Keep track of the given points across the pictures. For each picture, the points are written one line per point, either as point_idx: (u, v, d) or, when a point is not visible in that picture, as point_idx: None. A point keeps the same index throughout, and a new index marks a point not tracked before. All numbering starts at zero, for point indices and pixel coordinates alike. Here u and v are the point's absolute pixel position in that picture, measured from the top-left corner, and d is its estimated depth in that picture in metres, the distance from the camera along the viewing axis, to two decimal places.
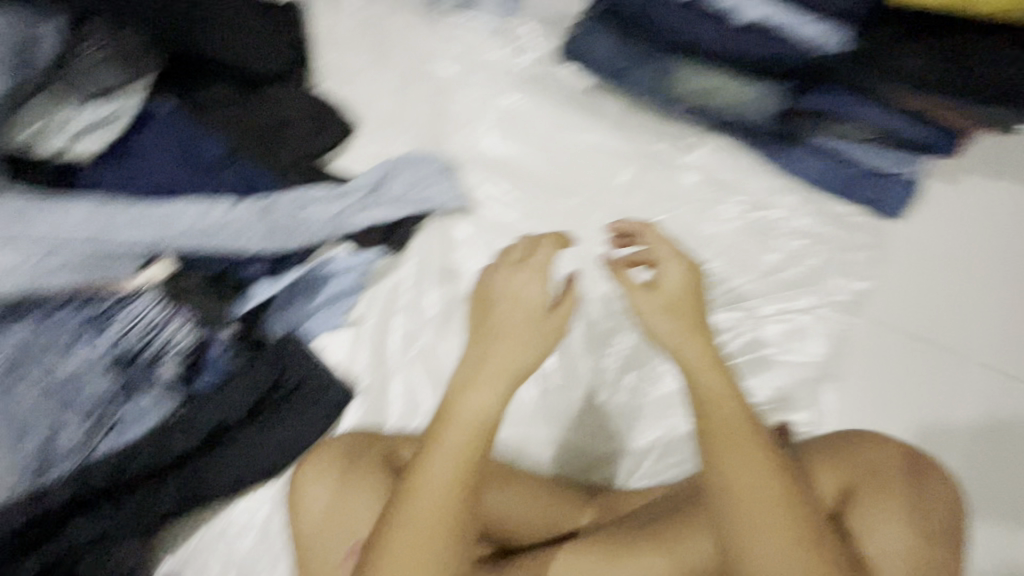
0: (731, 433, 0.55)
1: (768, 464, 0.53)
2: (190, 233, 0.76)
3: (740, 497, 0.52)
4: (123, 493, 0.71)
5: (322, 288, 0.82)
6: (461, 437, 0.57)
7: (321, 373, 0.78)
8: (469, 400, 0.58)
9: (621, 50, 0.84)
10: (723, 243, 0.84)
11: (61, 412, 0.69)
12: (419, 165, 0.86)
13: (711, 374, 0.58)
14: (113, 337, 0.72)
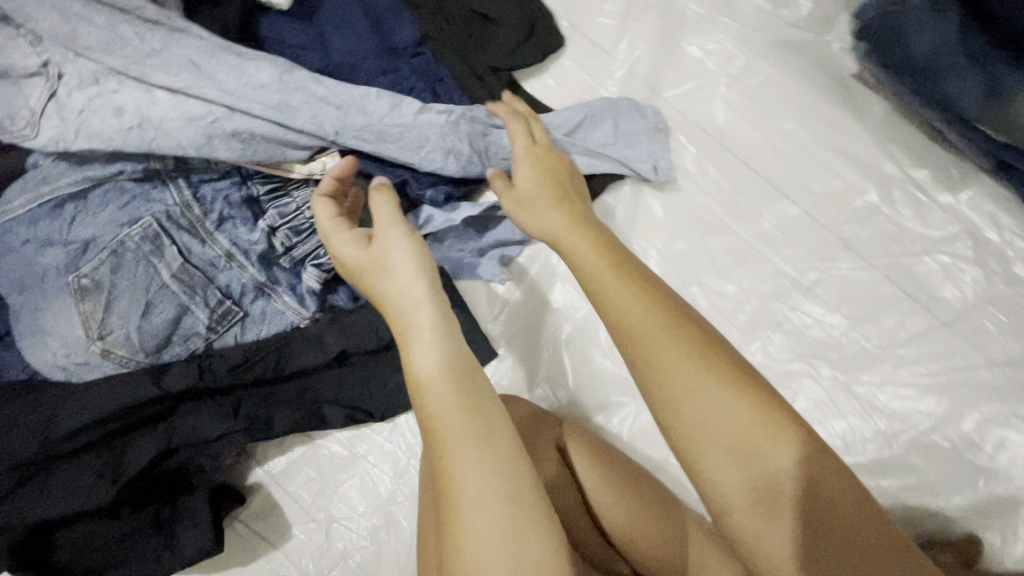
0: (673, 377, 0.45)
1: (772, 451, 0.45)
2: (373, 125, 0.63)
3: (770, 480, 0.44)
4: (244, 394, 0.65)
5: (495, 229, 0.70)
6: (452, 415, 0.43)
7: (472, 320, 0.68)
8: (421, 360, 0.45)
9: (941, 42, 0.62)
10: (965, 315, 0.69)
11: (193, 296, 0.62)
12: (630, 117, 0.72)
13: (666, 346, 0.45)
14: (265, 227, 0.64)
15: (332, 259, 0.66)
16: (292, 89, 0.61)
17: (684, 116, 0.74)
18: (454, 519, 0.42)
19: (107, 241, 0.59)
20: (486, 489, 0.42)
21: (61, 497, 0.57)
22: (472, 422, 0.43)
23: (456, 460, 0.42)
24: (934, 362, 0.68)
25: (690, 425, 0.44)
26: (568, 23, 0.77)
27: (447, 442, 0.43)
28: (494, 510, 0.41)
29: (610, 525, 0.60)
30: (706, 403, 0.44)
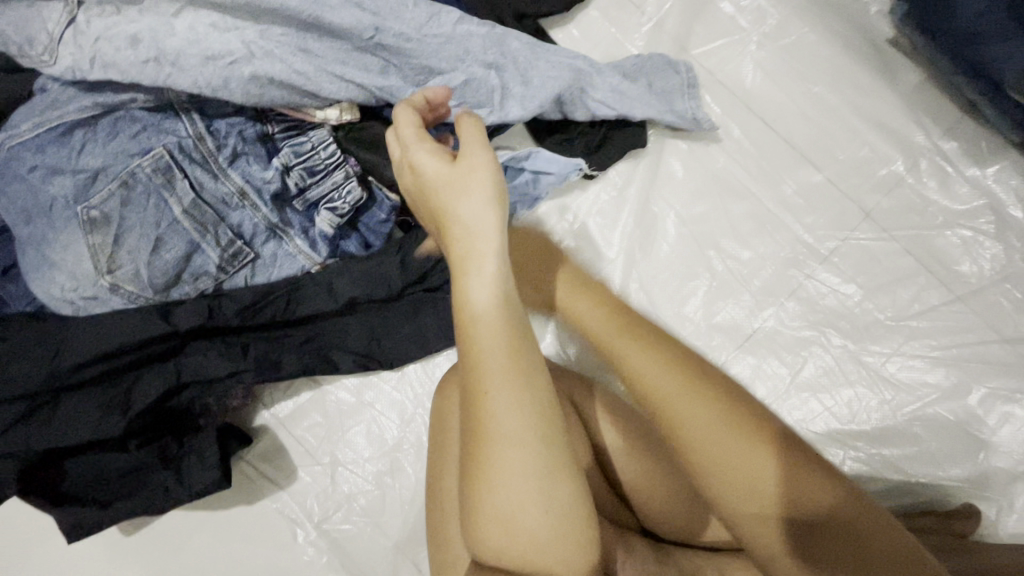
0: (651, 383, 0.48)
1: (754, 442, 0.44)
2: (398, 64, 0.59)
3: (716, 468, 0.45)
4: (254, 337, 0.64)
5: (512, 181, 0.67)
6: (501, 358, 0.43)
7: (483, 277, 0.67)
8: (474, 294, 0.44)
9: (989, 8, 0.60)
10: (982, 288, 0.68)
11: (203, 235, 0.61)
12: (663, 70, 0.69)
13: (632, 349, 0.51)
14: (279, 166, 0.62)
15: (345, 204, 0.64)
16: (319, 6, 0.55)
17: (711, 75, 0.72)
18: (481, 454, 0.42)
19: (116, 171, 0.58)
20: (522, 430, 0.41)
21: (71, 428, 0.57)
22: (519, 369, 0.42)
23: (491, 399, 0.42)
24: (946, 336, 0.68)
25: (641, 381, 0.49)
26: None
27: (485, 379, 0.42)
28: (527, 451, 0.42)
29: (626, 480, 0.60)
30: (709, 423, 0.45)
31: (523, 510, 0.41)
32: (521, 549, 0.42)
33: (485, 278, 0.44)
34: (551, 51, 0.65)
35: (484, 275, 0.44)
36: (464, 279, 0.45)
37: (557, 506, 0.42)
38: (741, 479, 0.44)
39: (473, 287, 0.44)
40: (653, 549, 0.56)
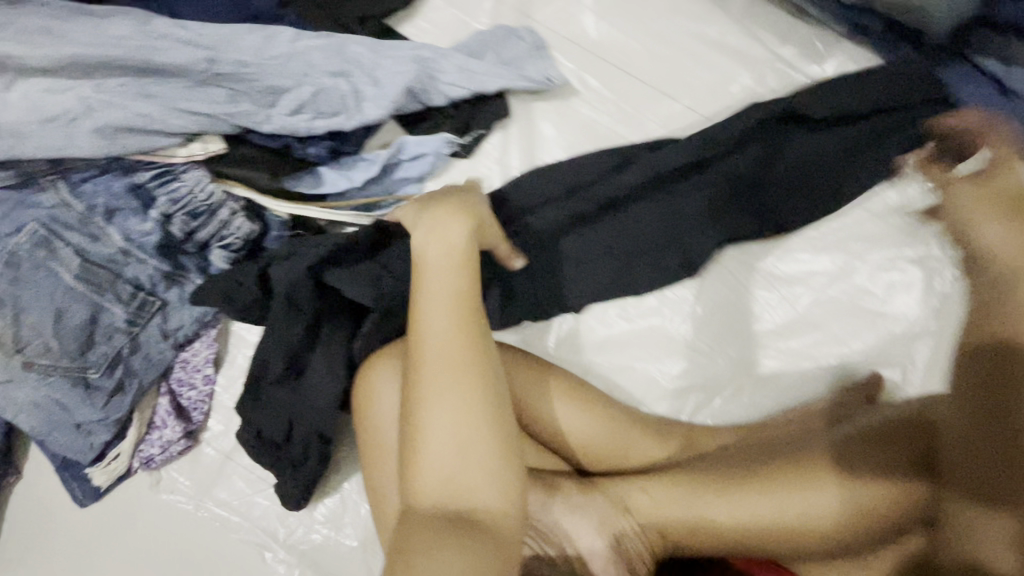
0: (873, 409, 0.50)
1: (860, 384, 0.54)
2: (244, 90, 0.61)
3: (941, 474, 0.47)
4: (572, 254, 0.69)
5: (392, 174, 0.70)
6: (448, 316, 0.50)
7: (660, 279, 0.71)
8: (422, 246, 0.54)
9: None
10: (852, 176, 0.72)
11: (103, 294, 0.63)
12: (510, 40, 0.73)
13: None
14: (157, 216, 0.62)
15: (237, 239, 0.64)
16: (152, 53, 0.58)
17: (558, 35, 0.75)
18: (416, 383, 0.49)
19: (2, 252, 0.61)
20: (462, 370, 0.49)
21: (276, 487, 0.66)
22: (462, 327, 0.50)
23: (428, 329, 0.50)
24: (823, 225, 0.73)
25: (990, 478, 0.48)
26: None
27: (425, 315, 0.51)
28: (459, 385, 0.49)
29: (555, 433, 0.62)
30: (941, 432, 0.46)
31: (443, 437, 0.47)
32: (447, 474, 0.47)
33: (439, 252, 0.53)
34: (393, 47, 0.67)
35: (439, 245, 0.53)
36: (426, 270, 0.53)
37: (484, 439, 0.48)
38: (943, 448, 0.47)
39: (429, 274, 0.53)
40: (575, 479, 0.58)
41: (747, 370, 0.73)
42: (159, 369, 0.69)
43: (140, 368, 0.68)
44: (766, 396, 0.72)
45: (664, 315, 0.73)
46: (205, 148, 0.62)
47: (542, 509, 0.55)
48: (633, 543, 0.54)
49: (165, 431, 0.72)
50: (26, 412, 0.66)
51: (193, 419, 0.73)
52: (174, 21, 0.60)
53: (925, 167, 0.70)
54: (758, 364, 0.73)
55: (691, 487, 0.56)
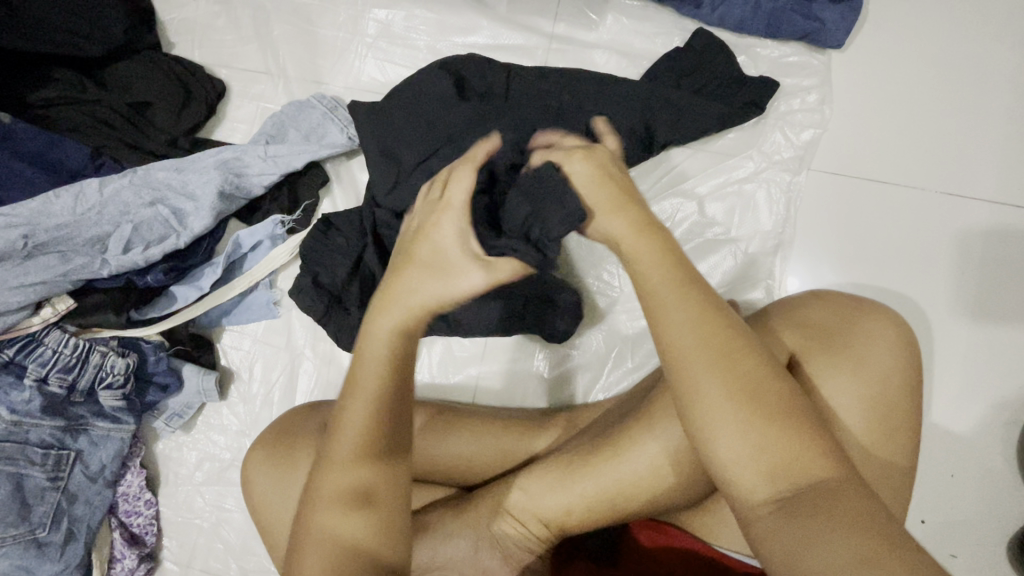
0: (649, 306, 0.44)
1: (686, 282, 0.43)
2: (71, 249, 0.68)
3: (687, 372, 0.41)
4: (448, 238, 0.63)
5: (238, 269, 0.76)
6: (362, 409, 0.45)
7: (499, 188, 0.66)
8: (378, 336, 0.46)
9: None
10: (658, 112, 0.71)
11: (16, 464, 0.69)
12: (305, 109, 0.77)
13: (654, 291, 0.43)
14: (33, 383, 0.68)
15: (117, 376, 0.70)
16: None
17: (351, 89, 0.79)
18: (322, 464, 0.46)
19: None
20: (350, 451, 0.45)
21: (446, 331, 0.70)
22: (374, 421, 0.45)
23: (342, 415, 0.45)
24: (647, 175, 0.75)
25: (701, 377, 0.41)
26: (222, 66, 0.83)
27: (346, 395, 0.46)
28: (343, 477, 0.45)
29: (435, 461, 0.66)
30: (686, 324, 0.42)
31: (353, 510, 0.45)
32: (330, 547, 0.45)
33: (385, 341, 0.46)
34: (195, 160, 0.72)
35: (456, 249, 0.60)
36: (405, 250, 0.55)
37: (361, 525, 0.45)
38: (685, 347, 0.41)
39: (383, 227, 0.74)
40: (454, 505, 0.62)
41: (622, 337, 0.74)
42: (102, 508, 0.75)
43: (83, 513, 0.74)
44: (648, 355, 0.73)
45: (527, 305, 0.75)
46: (55, 309, 0.68)
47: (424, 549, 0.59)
48: (518, 543, 0.59)
49: (125, 561, 0.77)
50: None
51: (147, 541, 0.79)
52: None
53: (719, 91, 0.71)
54: (630, 325, 0.74)
55: (559, 478, 0.59)
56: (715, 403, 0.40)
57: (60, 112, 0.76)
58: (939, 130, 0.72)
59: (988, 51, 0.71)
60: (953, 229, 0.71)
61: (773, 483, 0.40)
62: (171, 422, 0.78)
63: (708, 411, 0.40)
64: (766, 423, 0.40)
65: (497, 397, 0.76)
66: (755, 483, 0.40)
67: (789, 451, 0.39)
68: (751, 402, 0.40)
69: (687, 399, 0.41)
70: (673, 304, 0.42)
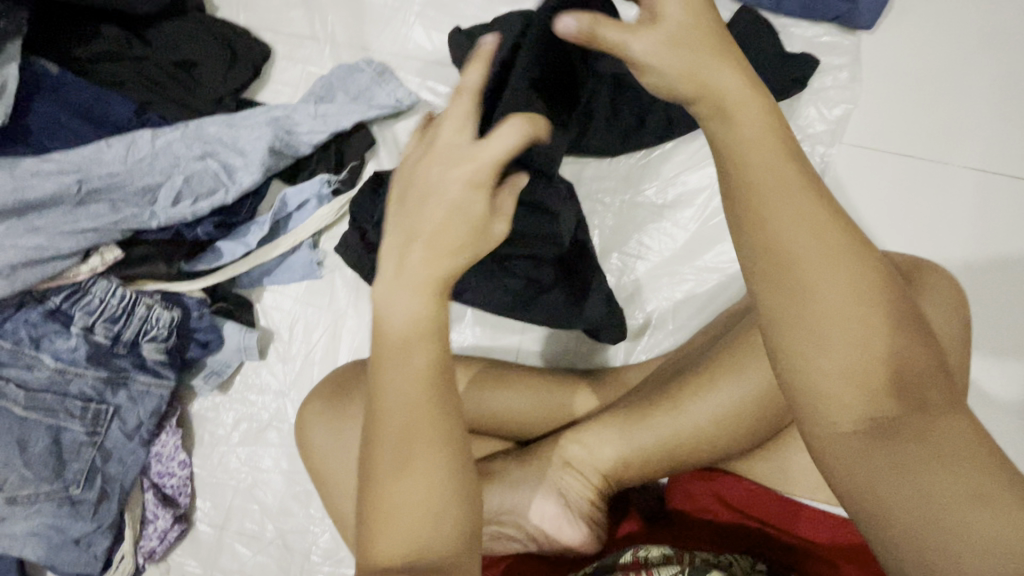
0: (750, 191, 0.35)
1: (794, 167, 0.35)
2: (122, 198, 0.68)
3: (786, 274, 0.34)
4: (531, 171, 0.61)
5: (284, 227, 0.76)
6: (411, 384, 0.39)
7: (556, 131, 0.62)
8: (391, 316, 0.40)
9: None
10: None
11: (57, 414, 0.69)
12: (353, 72, 0.78)
13: (755, 174, 0.35)
14: (80, 331, 0.68)
15: (161, 329, 0.70)
16: (24, 190, 0.64)
17: (397, 55, 0.81)
18: (373, 466, 0.39)
19: None
20: (414, 437, 0.38)
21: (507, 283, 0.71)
22: (425, 400, 0.39)
23: (387, 400, 0.39)
24: (689, 146, 0.77)
25: (801, 282, 0.33)
26: (268, 31, 0.83)
27: (383, 372, 0.40)
28: (405, 467, 0.38)
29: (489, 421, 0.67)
30: (794, 217, 0.34)
31: (417, 502, 0.38)
32: (395, 551, 0.37)
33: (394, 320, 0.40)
34: (246, 117, 0.73)
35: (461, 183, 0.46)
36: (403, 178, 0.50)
37: (430, 517, 0.38)
38: (789, 244, 0.34)
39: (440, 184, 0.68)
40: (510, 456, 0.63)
41: (664, 300, 0.76)
42: (136, 468, 0.74)
43: (117, 472, 0.73)
44: (689, 317, 0.75)
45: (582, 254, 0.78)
46: (103, 258, 0.67)
47: (488, 497, 0.60)
48: (578, 494, 0.60)
49: (158, 522, 0.76)
50: (28, 545, 0.70)
51: (181, 503, 0.77)
52: (39, 157, 0.66)
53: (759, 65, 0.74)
54: (671, 290, 0.76)
55: (616, 429, 0.61)
56: (813, 314, 0.33)
57: (105, 68, 0.75)
58: (961, 109, 0.76)
59: (1006, 37, 0.76)
60: (975, 202, 0.75)
61: (867, 409, 0.34)
62: (209, 381, 0.77)
63: (805, 319, 0.33)
64: (869, 340, 0.33)
65: (541, 358, 0.77)
66: (854, 416, 0.34)
67: (889, 375, 0.33)
68: (868, 328, 0.33)
69: (772, 311, 0.34)
70: (774, 192, 0.34)
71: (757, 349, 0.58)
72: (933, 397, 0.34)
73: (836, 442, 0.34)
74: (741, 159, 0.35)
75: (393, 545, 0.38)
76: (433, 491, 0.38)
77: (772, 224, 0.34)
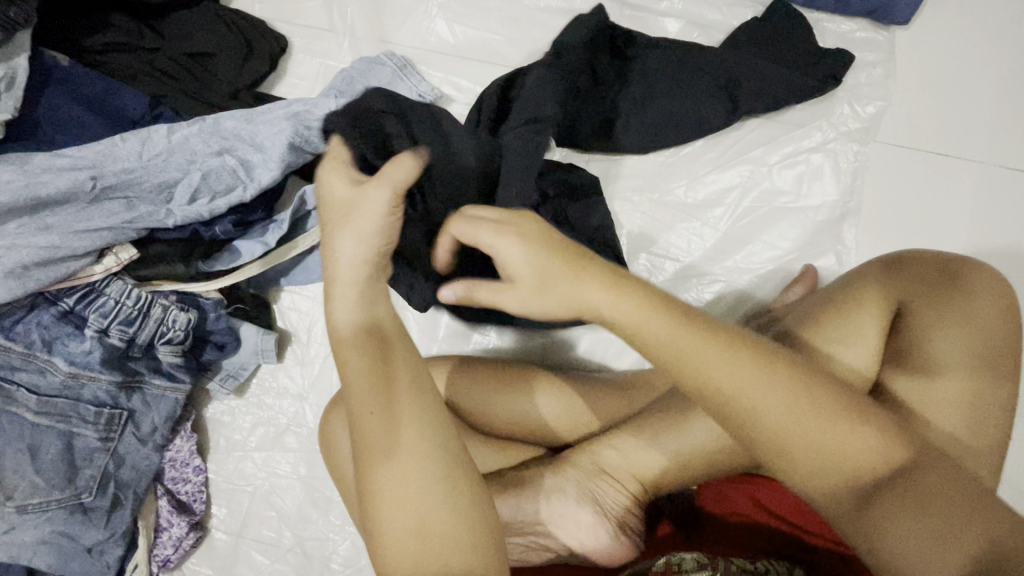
0: (684, 355, 0.44)
1: (712, 332, 0.45)
2: (137, 195, 0.65)
3: (740, 404, 0.43)
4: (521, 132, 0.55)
5: (303, 226, 0.73)
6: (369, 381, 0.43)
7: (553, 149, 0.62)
8: (337, 321, 0.46)
9: None
10: (732, 77, 0.71)
11: (70, 419, 0.66)
12: (375, 66, 0.74)
13: (701, 362, 0.44)
14: (94, 333, 0.66)
15: (178, 332, 0.68)
16: (35, 186, 0.61)
17: (419, 49, 0.78)
18: (365, 467, 0.43)
19: None
20: (386, 422, 0.43)
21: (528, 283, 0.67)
22: (383, 389, 0.44)
23: (360, 406, 0.43)
24: (719, 144, 0.75)
25: (751, 410, 0.43)
26: (284, 23, 0.81)
27: (353, 386, 0.44)
28: (388, 454, 0.42)
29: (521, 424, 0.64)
30: (725, 370, 0.44)
31: (404, 479, 0.42)
32: (404, 523, 0.42)
33: (363, 364, 0.44)
34: (265, 111, 0.70)
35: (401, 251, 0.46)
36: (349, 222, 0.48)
37: (422, 489, 0.42)
38: (732, 386, 0.43)
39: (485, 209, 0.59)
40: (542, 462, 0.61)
41: (694, 301, 0.74)
42: (150, 474, 0.72)
43: (130, 479, 0.70)
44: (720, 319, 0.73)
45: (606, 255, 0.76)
46: (118, 257, 0.65)
47: (523, 504, 0.58)
48: (614, 502, 0.58)
49: (173, 530, 0.73)
50: (38, 555, 0.67)
51: (196, 510, 0.75)
52: (50, 152, 0.63)
53: (791, 61, 0.72)
54: (701, 293, 0.74)
55: (655, 436, 0.59)
56: (775, 419, 0.42)
57: (117, 60, 0.73)
58: (998, 107, 0.74)
59: None
60: (1013, 202, 0.73)
61: (850, 481, 0.42)
62: (225, 384, 0.75)
63: (768, 427, 0.43)
64: (829, 424, 0.42)
65: (567, 362, 0.75)
66: (844, 487, 0.42)
67: (860, 451, 0.42)
68: (823, 418, 0.42)
69: (749, 424, 0.43)
70: (707, 351, 0.44)
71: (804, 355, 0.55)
72: (903, 454, 0.42)
73: (839, 507, 0.42)
74: (689, 364, 0.44)
75: (397, 524, 0.42)
76: (431, 499, 0.42)
77: (710, 378, 0.44)
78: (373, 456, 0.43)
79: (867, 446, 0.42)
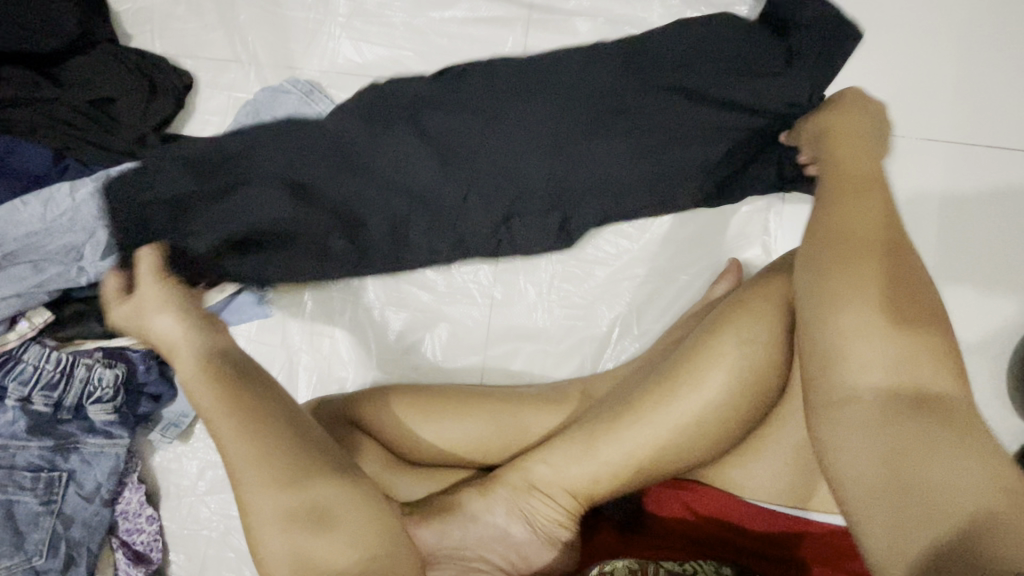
0: (828, 217, 0.47)
1: (867, 244, 0.44)
2: (45, 258, 0.65)
3: (848, 260, 0.43)
4: (433, 206, 0.68)
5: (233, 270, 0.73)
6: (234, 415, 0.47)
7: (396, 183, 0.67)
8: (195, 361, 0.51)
9: None
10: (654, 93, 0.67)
11: (7, 488, 0.66)
12: (281, 96, 0.73)
13: (863, 275, 0.42)
14: (16, 403, 0.66)
15: (106, 390, 0.67)
16: None
17: (325, 72, 0.76)
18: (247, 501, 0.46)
19: None
20: (253, 456, 0.46)
21: (383, 254, 0.70)
22: (241, 414, 0.47)
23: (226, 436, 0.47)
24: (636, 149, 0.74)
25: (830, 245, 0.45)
26: (187, 58, 0.78)
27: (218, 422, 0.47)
28: (271, 490, 0.46)
29: (457, 450, 0.65)
30: (863, 286, 0.42)
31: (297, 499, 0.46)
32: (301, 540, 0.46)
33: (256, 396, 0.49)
34: None
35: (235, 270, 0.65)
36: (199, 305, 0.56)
37: (320, 507, 0.47)
38: (852, 254, 0.44)
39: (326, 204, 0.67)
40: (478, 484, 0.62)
41: (626, 305, 0.74)
42: (102, 529, 0.71)
43: (81, 537, 0.70)
44: (653, 320, 0.73)
45: (537, 270, 0.75)
46: (33, 322, 0.66)
47: (448, 537, 0.57)
48: (547, 517, 0.58)
49: None
50: None
51: (154, 559, 0.75)
52: None
53: (737, 61, 0.65)
54: (633, 293, 0.74)
55: (584, 447, 0.58)
56: (862, 295, 0.42)
57: (13, 115, 0.70)
58: (919, 80, 0.74)
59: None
60: (936, 176, 0.73)
61: (898, 377, 0.40)
62: (167, 433, 0.74)
63: (845, 284, 0.42)
64: (907, 340, 0.40)
65: (509, 375, 0.74)
66: (881, 390, 0.40)
67: (913, 353, 0.40)
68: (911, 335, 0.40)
69: (817, 294, 0.44)
70: (845, 219, 0.46)
71: (721, 358, 0.55)
72: (946, 383, 0.40)
73: (866, 399, 0.40)
74: (834, 274, 0.43)
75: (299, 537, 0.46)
76: (341, 512, 0.47)
77: (851, 237, 0.44)
78: (259, 483, 0.46)
79: (927, 368, 0.40)
